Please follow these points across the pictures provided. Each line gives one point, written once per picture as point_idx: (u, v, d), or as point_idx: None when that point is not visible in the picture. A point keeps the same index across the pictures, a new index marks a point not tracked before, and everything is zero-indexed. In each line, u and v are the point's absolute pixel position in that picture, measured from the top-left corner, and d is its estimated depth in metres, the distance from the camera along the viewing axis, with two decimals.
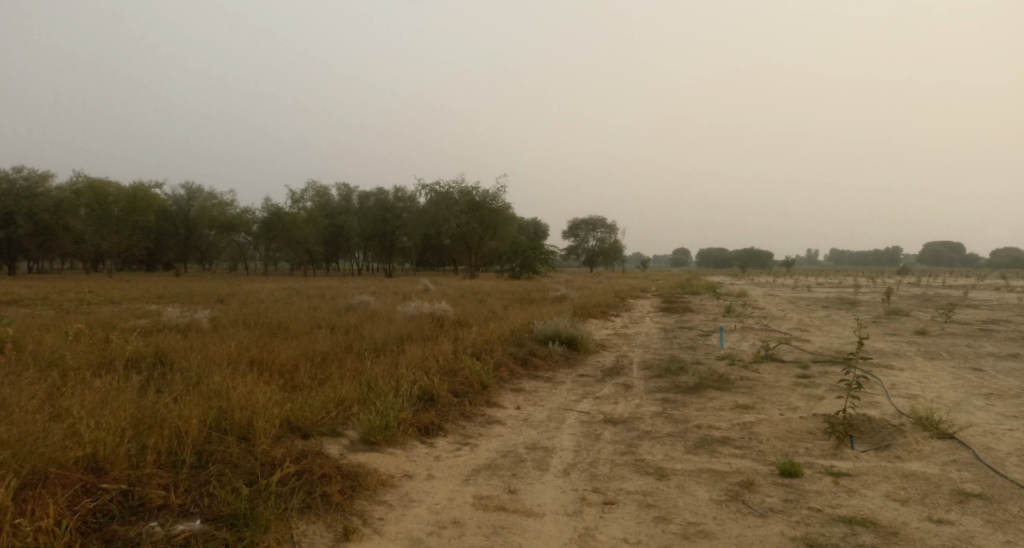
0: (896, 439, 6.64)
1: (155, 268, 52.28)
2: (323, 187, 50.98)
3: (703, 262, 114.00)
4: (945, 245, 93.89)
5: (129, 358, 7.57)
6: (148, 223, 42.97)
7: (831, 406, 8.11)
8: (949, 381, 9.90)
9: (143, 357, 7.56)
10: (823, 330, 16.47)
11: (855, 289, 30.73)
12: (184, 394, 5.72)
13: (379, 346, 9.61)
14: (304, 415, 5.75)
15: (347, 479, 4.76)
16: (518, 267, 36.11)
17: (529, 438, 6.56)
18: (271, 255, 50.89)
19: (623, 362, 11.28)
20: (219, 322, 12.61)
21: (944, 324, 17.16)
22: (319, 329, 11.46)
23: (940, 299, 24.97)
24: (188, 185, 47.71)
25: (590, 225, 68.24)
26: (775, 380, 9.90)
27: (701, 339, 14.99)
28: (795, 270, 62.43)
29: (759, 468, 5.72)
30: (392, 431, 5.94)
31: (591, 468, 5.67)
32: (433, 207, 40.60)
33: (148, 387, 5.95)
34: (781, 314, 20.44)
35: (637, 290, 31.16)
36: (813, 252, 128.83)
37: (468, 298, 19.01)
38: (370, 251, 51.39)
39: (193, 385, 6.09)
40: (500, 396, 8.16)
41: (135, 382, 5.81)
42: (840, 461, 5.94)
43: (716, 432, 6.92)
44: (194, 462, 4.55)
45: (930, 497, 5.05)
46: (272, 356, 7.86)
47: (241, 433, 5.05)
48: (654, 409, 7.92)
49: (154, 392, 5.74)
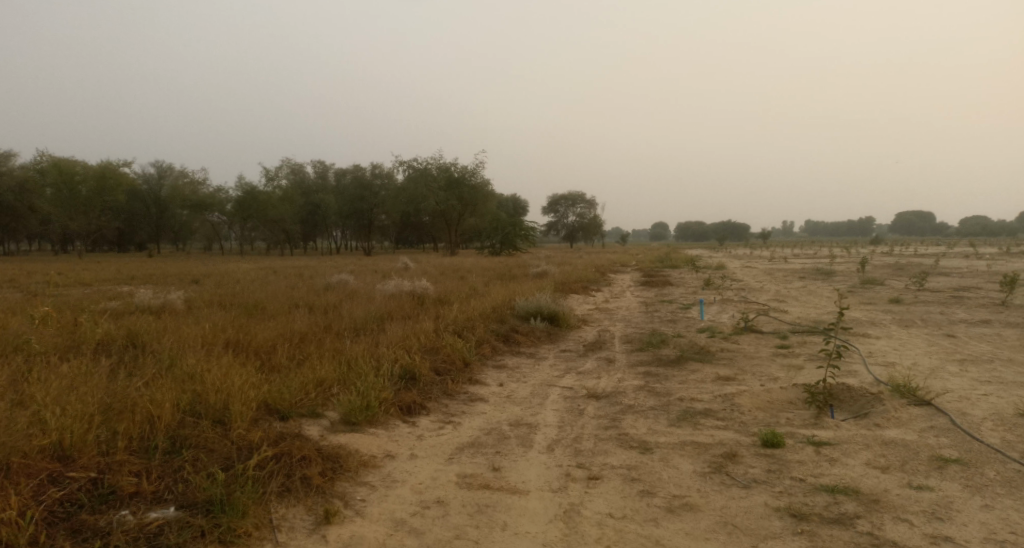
0: (875, 407, 6.70)
1: (127, 248, 51.28)
2: (298, 164, 50.14)
3: (681, 235, 114.76)
4: (917, 215, 95.38)
5: (99, 342, 7.39)
6: (118, 203, 42.01)
7: (811, 376, 8.18)
8: (924, 348, 10.05)
9: (114, 340, 7.38)
10: (800, 301, 16.65)
11: (830, 260, 31.10)
12: (157, 378, 5.60)
13: (359, 325, 9.50)
14: (282, 397, 5.65)
15: (327, 461, 4.68)
16: (498, 243, 36.00)
17: (513, 415, 6.53)
18: (247, 234, 50.24)
19: (605, 336, 11.29)
20: (194, 303, 12.41)
21: (918, 292, 17.43)
22: (298, 309, 11.32)
23: (914, 268, 25.33)
24: (159, 163, 46.58)
25: (569, 200, 68.17)
26: (755, 351, 9.97)
27: (682, 311, 15.07)
28: (772, 242, 63.11)
29: (741, 439, 5.75)
30: (374, 411, 5.86)
31: (575, 443, 5.66)
32: (411, 184, 40.21)
33: (119, 371, 5.81)
34: (759, 285, 20.65)
35: (617, 264, 31.21)
36: (789, 224, 130.14)
37: (448, 275, 18.92)
38: (348, 229, 50.91)
39: (166, 369, 5.96)
40: (482, 373, 8.12)
41: (106, 366, 5.67)
42: (821, 430, 5.99)
43: (699, 404, 6.94)
44: (167, 447, 4.44)
45: (910, 463, 5.10)
46: (249, 338, 7.73)
47: (217, 416, 4.95)
48: (636, 383, 7.93)
49: (126, 376, 5.60)
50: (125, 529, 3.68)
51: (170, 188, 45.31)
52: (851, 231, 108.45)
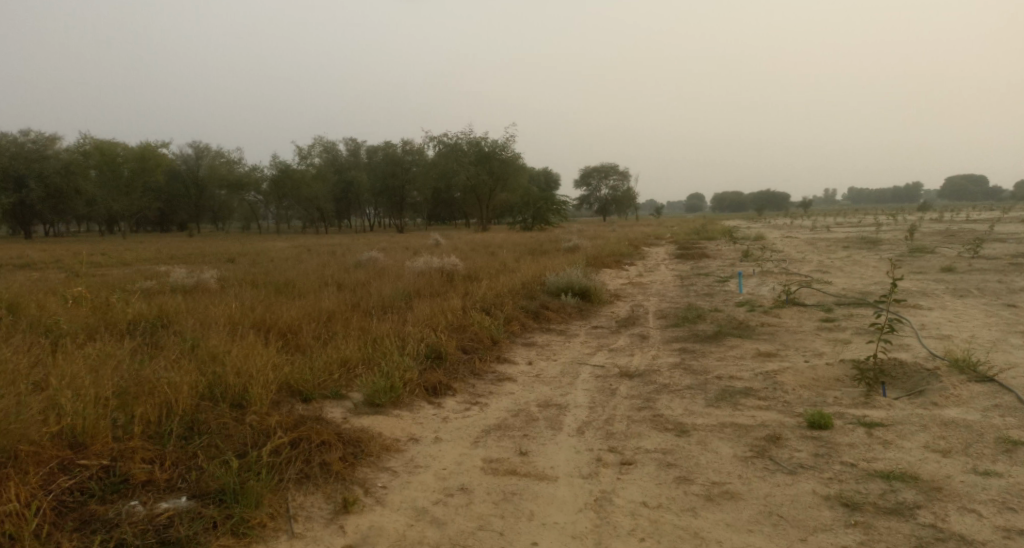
0: (931, 384, 6.27)
1: (168, 229, 52.24)
2: (330, 142, 50.21)
3: (718, 207, 112.53)
4: (964, 181, 91.83)
5: (126, 322, 7.34)
6: (157, 184, 42.58)
7: (859, 350, 7.75)
8: (981, 320, 9.47)
9: (141, 320, 7.32)
10: (844, 271, 15.99)
11: (876, 228, 29.97)
12: (178, 360, 5.48)
13: (387, 303, 9.32)
14: (304, 378, 5.48)
15: (349, 445, 4.50)
16: (530, 218, 35.61)
17: (542, 395, 6.27)
18: (282, 213, 50.72)
19: (639, 312, 10.94)
20: (226, 282, 12.41)
21: (970, 260, 16.57)
22: (327, 287, 11.20)
23: (964, 235, 24.19)
24: (195, 144, 47.03)
25: (602, 172, 67.11)
26: (798, 325, 9.52)
27: (719, 285, 14.59)
28: (812, 212, 61.32)
29: (786, 420, 5.39)
30: (398, 392, 5.66)
31: (608, 425, 5.38)
32: (441, 159, 39.93)
33: (140, 353, 5.70)
34: (800, 256, 19.96)
35: (652, 237, 30.62)
36: (829, 192, 126.57)
37: (480, 251, 18.69)
38: (381, 207, 50.99)
39: (188, 350, 5.84)
40: (512, 352, 7.89)
41: (127, 347, 5.57)
42: (872, 410, 5.61)
43: (738, 383, 6.58)
44: (184, 433, 4.32)
45: (973, 447, 4.70)
46: (275, 317, 7.60)
47: (237, 399, 4.81)
48: (672, 360, 7.60)
49: (147, 357, 5.49)
50: (133, 521, 3.56)
51: (207, 168, 45.83)
52: (896, 199, 104.83)
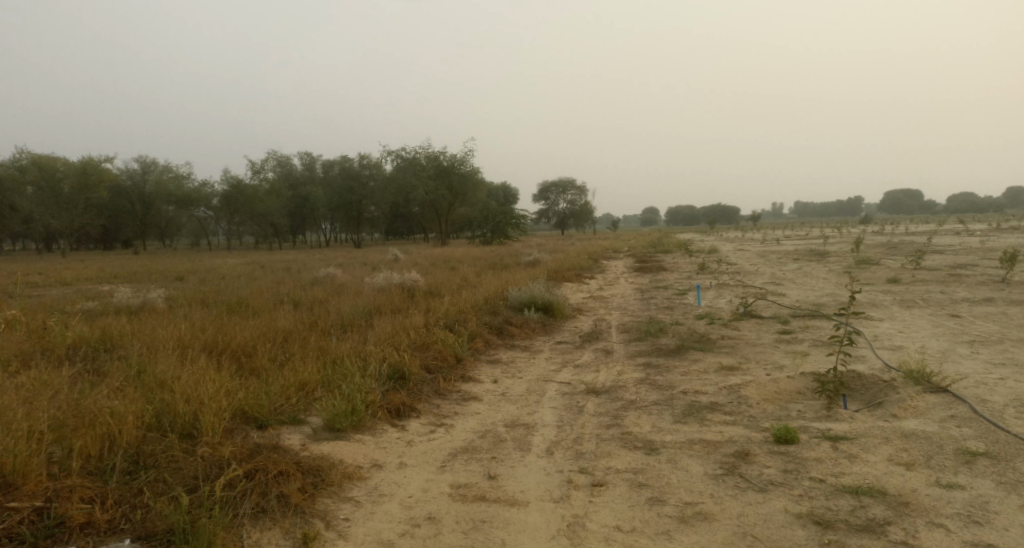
0: (890, 396, 6.36)
1: (113, 246, 50.52)
2: (284, 156, 49.39)
3: (672, 220, 114.41)
4: (904, 195, 95.55)
5: (66, 347, 6.96)
6: (101, 200, 41.14)
7: (819, 362, 7.85)
8: (931, 330, 9.74)
9: (83, 345, 6.95)
10: (798, 283, 16.34)
11: (824, 241, 30.80)
12: (123, 387, 5.19)
13: (346, 322, 9.08)
14: (259, 403, 5.25)
15: (308, 475, 4.30)
16: (489, 232, 35.57)
17: (508, 415, 6.16)
18: (234, 228, 49.58)
19: (601, 326, 10.93)
20: (175, 301, 11.97)
21: (915, 271, 17.13)
22: (282, 305, 10.90)
23: (908, 247, 25.01)
24: (142, 158, 45.63)
25: (560, 186, 67.51)
26: (757, 337, 9.63)
27: (678, 297, 14.73)
28: (763, 225, 62.87)
29: (753, 436, 5.39)
30: (359, 416, 5.46)
31: (577, 445, 5.29)
32: (399, 174, 39.70)
33: (82, 380, 5.39)
34: (754, 268, 20.33)
35: (610, 251, 30.88)
36: (778, 206, 130.12)
37: (440, 266, 18.51)
38: (337, 222, 50.30)
39: (133, 376, 5.55)
40: (476, 370, 7.75)
41: (67, 375, 5.25)
42: (836, 423, 5.65)
43: (704, 397, 6.57)
44: (128, 467, 4.07)
45: (935, 459, 4.76)
46: (228, 338, 7.31)
47: (186, 429, 4.56)
48: (637, 375, 7.57)
49: (89, 386, 5.19)
50: None
51: (154, 183, 44.51)
52: (841, 211, 108.34)
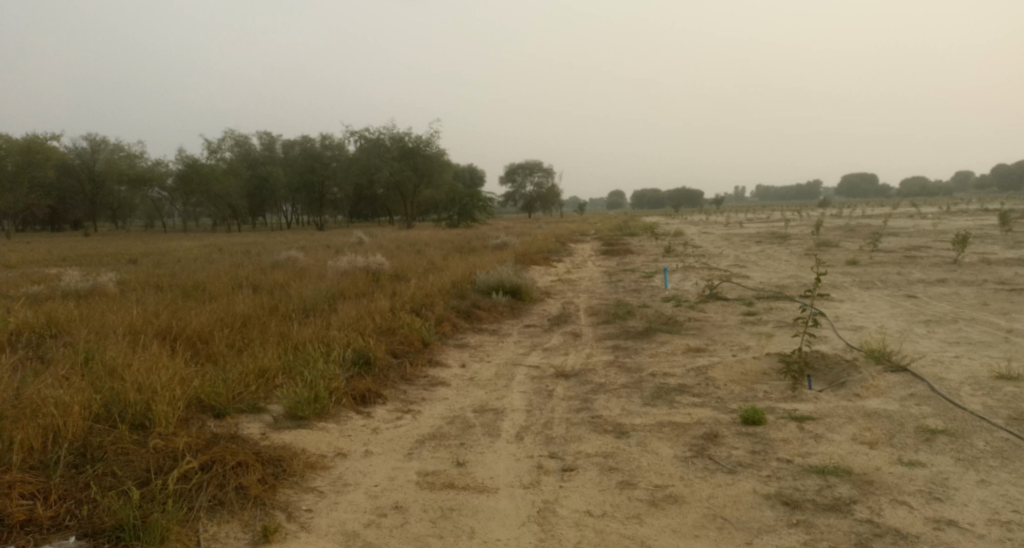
0: (852, 375, 6.46)
1: (62, 228, 48.78)
2: (243, 136, 48.18)
3: (637, 203, 115.16)
4: (861, 179, 97.77)
5: (9, 335, 6.67)
6: (49, 180, 39.59)
7: (783, 343, 7.94)
8: (889, 310, 9.95)
9: (28, 333, 6.67)
10: (760, 265, 16.58)
11: (784, 223, 31.33)
12: (69, 375, 4.98)
13: (310, 306, 8.90)
14: (216, 391, 5.09)
15: (269, 465, 4.18)
16: (456, 215, 35.30)
17: (476, 400, 6.10)
18: (192, 210, 48.33)
19: (569, 309, 10.92)
20: (128, 286, 11.59)
21: (872, 253, 17.53)
22: (243, 290, 10.64)
23: (864, 230, 25.61)
24: (92, 137, 44.03)
25: (527, 169, 67.34)
26: (722, 319, 9.72)
27: (644, 280, 14.81)
28: (725, 208, 63.68)
29: (720, 417, 5.42)
30: (323, 403, 5.34)
31: (546, 430, 5.26)
32: (364, 156, 39.25)
33: (25, 369, 5.16)
34: (718, 251, 20.57)
35: (576, 234, 30.93)
36: (740, 190, 132.04)
37: (406, 249, 18.31)
38: (300, 204, 49.43)
39: (81, 364, 5.33)
40: (443, 355, 7.67)
41: (8, 364, 5.02)
42: (801, 403, 5.72)
43: (671, 379, 6.60)
44: (75, 461, 3.90)
45: (897, 437, 4.84)
46: (184, 324, 7.10)
47: (138, 420, 4.39)
48: (605, 358, 7.57)
49: (32, 374, 4.97)
50: None
51: (105, 163, 43.03)
52: (800, 195, 110.39)
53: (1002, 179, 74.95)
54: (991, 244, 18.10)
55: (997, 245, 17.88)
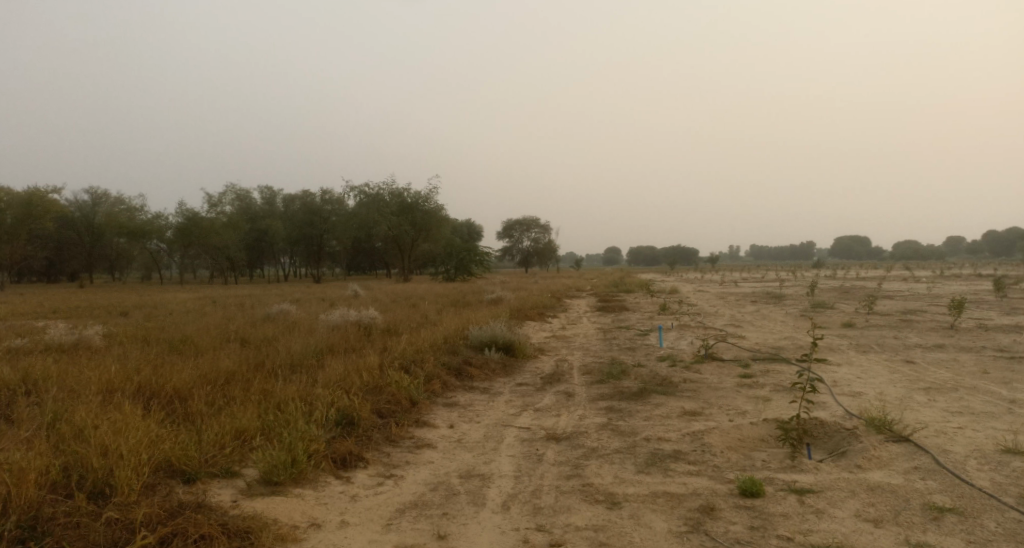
0: (852, 445, 6.23)
1: (57, 278, 48.55)
2: (243, 190, 48.51)
3: (633, 259, 115.60)
4: (854, 241, 98.62)
5: None
6: (47, 231, 39.55)
7: (781, 408, 7.72)
8: (887, 376, 9.74)
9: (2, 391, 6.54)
10: (757, 326, 16.43)
11: (779, 283, 31.33)
12: (36, 438, 5.04)
13: (296, 361, 8.70)
14: (186, 454, 5.16)
15: (236, 537, 4.23)
16: (453, 269, 35.30)
17: (463, 465, 5.88)
18: (188, 262, 48.18)
19: (563, 367, 10.70)
20: (114, 339, 11.38)
21: (868, 315, 17.39)
22: (230, 343, 10.42)
23: (859, 291, 25.56)
24: (93, 189, 44.26)
25: (525, 224, 67.66)
26: (719, 381, 9.50)
27: (639, 338, 14.61)
28: (720, 265, 63.85)
29: (717, 487, 5.19)
30: (300, 467, 5.31)
31: (534, 499, 5.05)
32: (363, 210, 39.37)
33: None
34: (713, 310, 20.43)
35: (572, 290, 30.82)
36: (735, 248, 132.94)
37: (400, 303, 18.13)
38: (297, 256, 49.46)
39: (49, 426, 5.37)
40: (432, 414, 7.44)
41: None
42: (801, 474, 5.49)
43: (666, 445, 6.37)
44: (25, 535, 3.96)
45: (902, 515, 4.60)
46: (164, 380, 6.98)
47: (98, 488, 4.49)
48: (599, 420, 7.33)
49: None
50: None
51: (104, 214, 43.11)
52: (795, 255, 111.10)
53: (993, 245, 75.64)
54: (987, 310, 18.02)
55: (993, 310, 17.80)
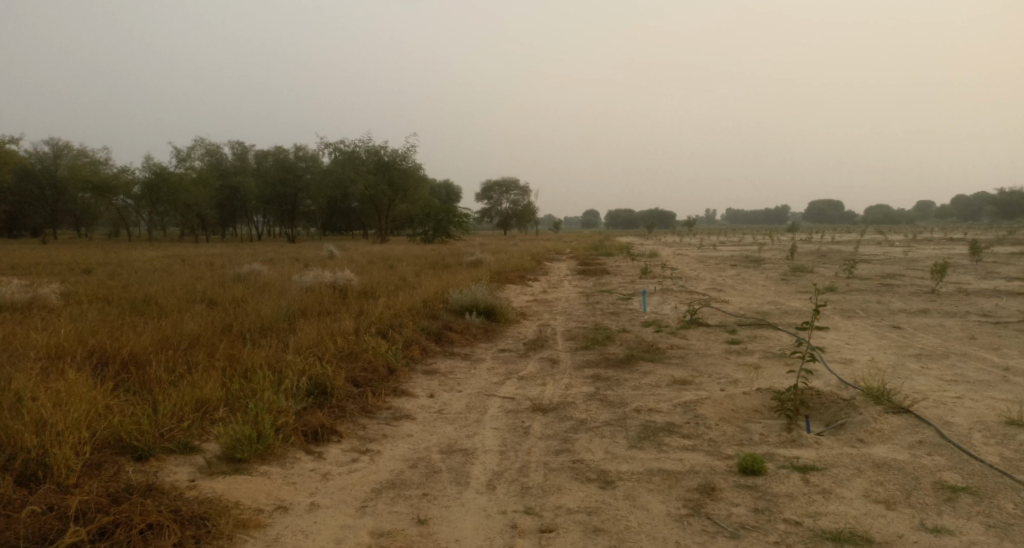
0: (851, 416, 5.93)
1: (21, 234, 47.22)
2: (214, 145, 47.05)
3: (611, 222, 115.61)
4: (828, 206, 99.50)
5: None
6: (7, 184, 38.09)
7: (774, 377, 7.42)
8: (876, 342, 9.51)
9: None
10: (739, 290, 16.21)
11: (758, 247, 31.28)
12: None
13: (267, 324, 8.25)
14: (138, 428, 4.76)
15: (190, 525, 3.91)
16: (431, 230, 34.71)
17: (445, 438, 5.53)
18: (157, 219, 46.94)
19: (545, 332, 10.33)
20: (74, 298, 10.80)
21: (850, 279, 17.24)
22: (197, 305, 9.89)
23: (837, 255, 25.54)
24: (55, 142, 42.71)
25: (504, 186, 66.93)
26: (706, 348, 9.21)
27: (622, 303, 14.29)
28: (698, 229, 63.97)
29: (715, 464, 4.90)
30: (266, 443, 4.94)
31: (522, 478, 4.75)
32: (337, 168, 38.33)
33: None
34: (694, 274, 20.18)
35: (553, 252, 30.42)
36: (711, 213, 133.73)
37: (377, 264, 17.60)
38: (272, 215, 48.45)
39: None
40: (410, 382, 7.05)
41: None
42: (802, 448, 5.20)
43: (658, 417, 6.03)
44: None
45: (915, 495, 4.35)
46: (120, 343, 6.53)
47: (32, 470, 4.14)
48: (586, 390, 6.98)
49: None
50: None
51: (68, 168, 41.66)
52: (770, 219, 111.87)
53: (963, 209, 76.55)
54: (965, 273, 18.02)
55: (971, 275, 17.79)
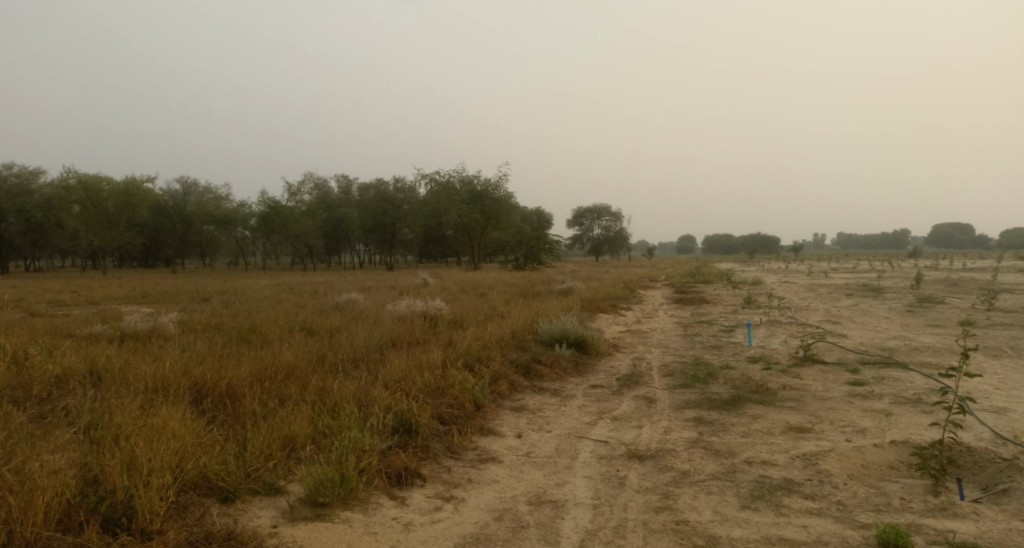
0: (1015, 481, 5.00)
1: (154, 264, 51.16)
2: (321, 179, 49.76)
3: (709, 248, 112.14)
4: (952, 230, 92.14)
5: (48, 383, 6.31)
6: (142, 219, 41.25)
7: (910, 426, 6.48)
8: None
9: (62, 384, 6.28)
10: (857, 322, 14.82)
11: (876, 275, 28.91)
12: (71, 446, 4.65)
13: (359, 355, 8.11)
14: (225, 468, 4.60)
15: None
16: (523, 257, 34.59)
17: (533, 486, 5.08)
18: (271, 249, 49.47)
19: (642, 367, 9.68)
20: (188, 326, 11.18)
21: (988, 312, 15.41)
22: (296, 334, 9.97)
23: (970, 284, 23.14)
24: (183, 180, 46.07)
25: (595, 213, 66.30)
26: (824, 389, 8.27)
27: (726, 335, 13.35)
28: (805, 255, 60.44)
29: (847, 535, 4.19)
30: (348, 487, 4.65)
31: (619, 540, 4.23)
32: (433, 198, 38.96)
33: (33, 436, 4.87)
34: (804, 304, 18.76)
35: (649, 280, 29.45)
36: (818, 238, 127.19)
37: (469, 292, 17.49)
38: (372, 244, 50.03)
39: (89, 431, 4.99)
40: (498, 420, 6.65)
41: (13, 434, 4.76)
42: (955, 519, 4.38)
43: (774, 471, 5.33)
44: None
45: None
46: (219, 374, 6.52)
47: (117, 514, 4.01)
48: (688, 436, 6.33)
49: (36, 444, 4.67)
50: None
51: (194, 204, 44.89)
52: (885, 245, 104.88)
53: None
54: None
55: None
